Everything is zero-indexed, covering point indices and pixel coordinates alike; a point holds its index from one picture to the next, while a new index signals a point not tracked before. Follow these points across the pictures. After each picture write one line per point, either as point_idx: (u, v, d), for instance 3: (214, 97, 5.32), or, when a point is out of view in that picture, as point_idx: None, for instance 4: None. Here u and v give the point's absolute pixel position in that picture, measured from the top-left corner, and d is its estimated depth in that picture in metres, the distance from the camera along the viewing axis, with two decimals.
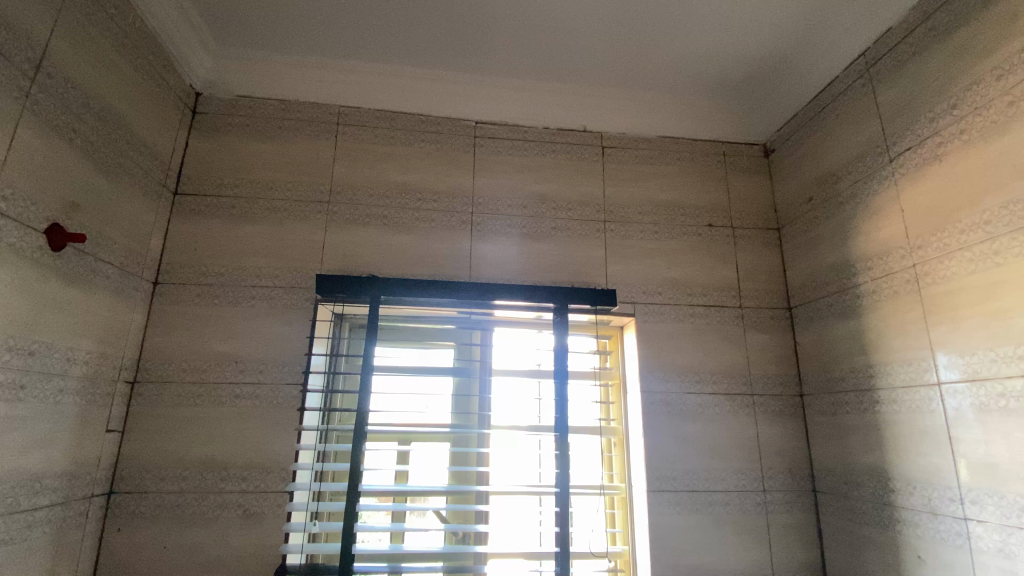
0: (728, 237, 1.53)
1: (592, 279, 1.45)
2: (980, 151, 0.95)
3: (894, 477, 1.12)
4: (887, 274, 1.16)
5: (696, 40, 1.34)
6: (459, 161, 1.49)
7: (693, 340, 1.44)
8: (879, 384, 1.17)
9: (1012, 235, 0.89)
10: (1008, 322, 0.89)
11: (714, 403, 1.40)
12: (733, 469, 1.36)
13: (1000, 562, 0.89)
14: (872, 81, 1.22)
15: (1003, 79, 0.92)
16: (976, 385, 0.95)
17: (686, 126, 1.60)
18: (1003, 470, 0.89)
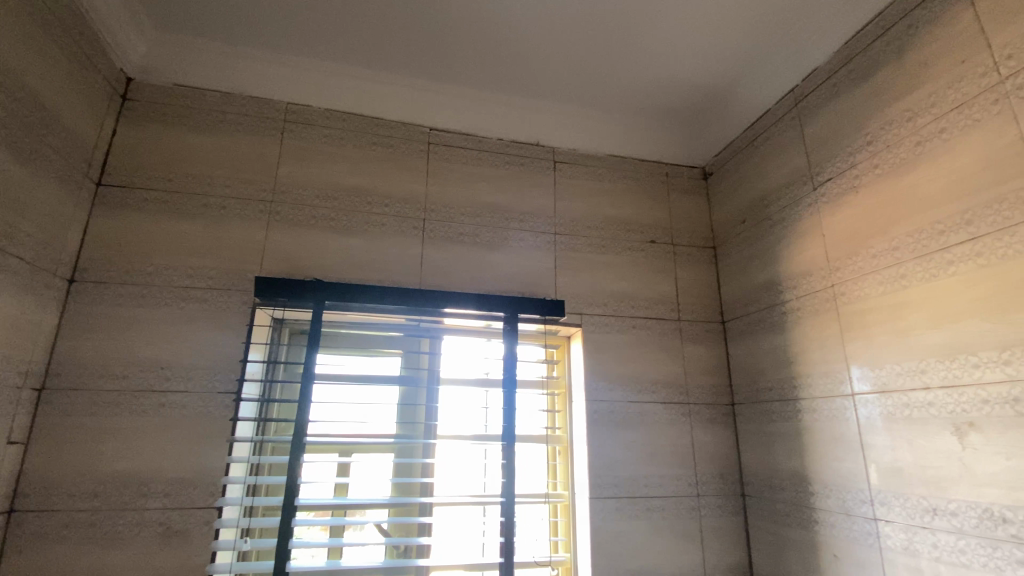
0: (669, 253, 1.61)
1: (541, 290, 1.47)
2: (889, 185, 1.06)
3: (813, 481, 1.21)
4: (809, 293, 1.26)
5: (646, 64, 1.40)
6: (411, 167, 1.48)
7: (636, 351, 1.49)
8: (802, 394, 1.26)
9: (916, 261, 1.00)
10: (912, 339, 0.99)
11: (653, 411, 1.46)
12: (670, 474, 1.42)
13: (904, 558, 0.98)
14: (800, 115, 1.32)
15: (910, 120, 1.03)
16: (884, 396, 1.04)
17: (633, 146, 1.67)
18: (907, 473, 0.99)
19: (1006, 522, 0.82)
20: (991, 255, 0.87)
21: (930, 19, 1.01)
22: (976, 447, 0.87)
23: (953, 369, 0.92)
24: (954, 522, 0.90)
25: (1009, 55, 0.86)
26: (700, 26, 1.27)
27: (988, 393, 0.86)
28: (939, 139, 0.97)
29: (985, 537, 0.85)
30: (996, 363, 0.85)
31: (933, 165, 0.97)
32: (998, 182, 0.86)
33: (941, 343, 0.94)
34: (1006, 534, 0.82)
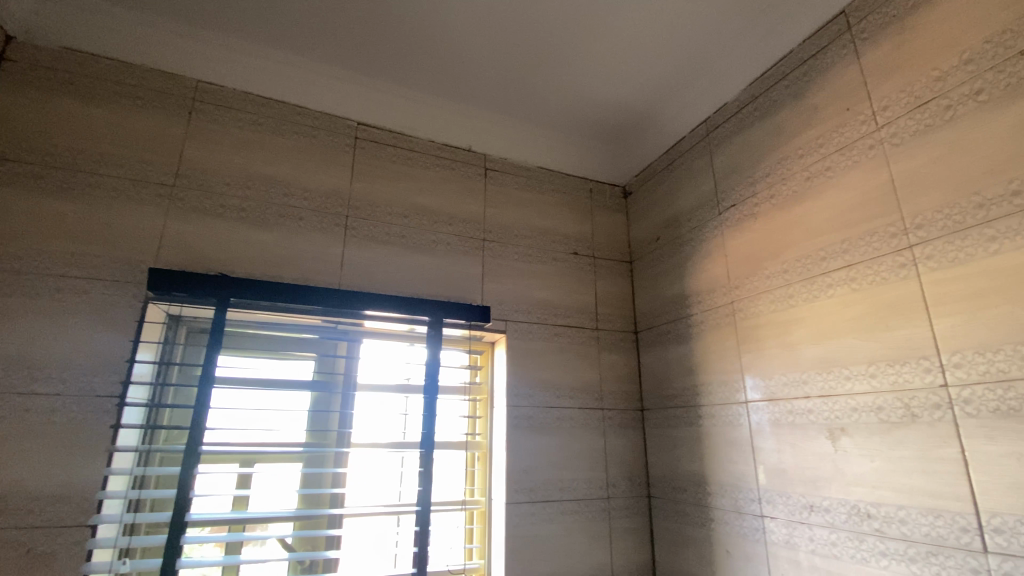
0: (590, 264, 1.67)
1: (467, 295, 1.47)
2: (783, 215, 1.18)
3: (711, 482, 1.31)
4: (712, 308, 1.37)
5: (578, 82, 1.45)
6: (335, 162, 1.41)
7: (557, 358, 1.53)
8: (704, 401, 1.36)
9: (802, 283, 1.12)
10: (797, 352, 1.11)
11: (570, 416, 1.50)
12: (584, 479, 1.47)
13: (786, 552, 1.09)
14: (711, 144, 1.44)
15: (803, 157, 1.15)
16: (773, 403, 1.16)
17: (560, 159, 1.72)
18: (790, 474, 1.10)
19: (870, 517, 0.94)
20: (862, 281, 0.99)
21: (822, 69, 1.14)
22: (847, 449, 0.99)
23: (830, 380, 1.04)
24: (828, 517, 1.01)
25: (884, 107, 0.99)
26: (629, 52, 1.34)
27: (858, 402, 0.98)
28: (824, 176, 1.10)
29: (853, 531, 0.96)
30: (864, 376, 0.97)
31: (818, 199, 1.10)
32: (871, 217, 0.99)
33: (821, 357, 1.06)
34: (869, 528, 0.94)
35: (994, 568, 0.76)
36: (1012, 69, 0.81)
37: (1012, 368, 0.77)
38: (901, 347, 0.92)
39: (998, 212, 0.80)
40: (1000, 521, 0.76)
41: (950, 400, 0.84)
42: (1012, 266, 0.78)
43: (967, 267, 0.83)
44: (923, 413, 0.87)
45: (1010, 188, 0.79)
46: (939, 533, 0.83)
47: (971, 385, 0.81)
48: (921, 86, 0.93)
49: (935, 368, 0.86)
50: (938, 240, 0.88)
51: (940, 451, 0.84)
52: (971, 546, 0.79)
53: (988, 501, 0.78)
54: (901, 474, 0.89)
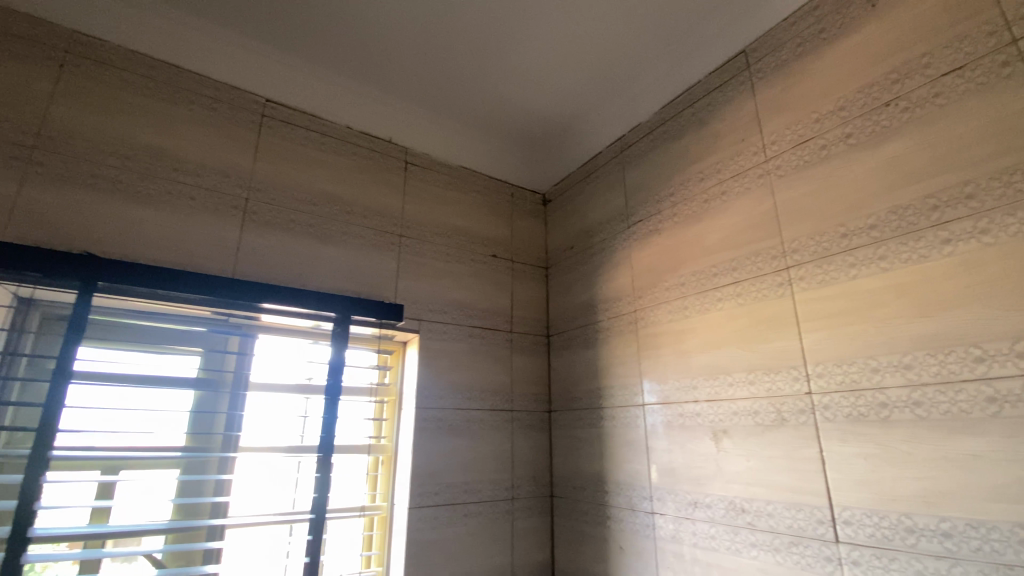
0: (506, 267, 1.68)
1: (378, 292, 1.41)
2: (683, 231, 1.27)
3: (610, 482, 1.37)
4: (618, 315, 1.43)
5: (503, 86, 1.46)
6: (237, 139, 1.29)
7: (469, 359, 1.52)
8: (606, 405, 1.42)
9: (696, 297, 1.21)
10: (688, 359, 1.20)
11: (479, 419, 1.49)
12: (490, 480, 1.47)
13: (672, 546, 1.17)
14: (624, 160, 1.51)
15: (703, 180, 1.25)
16: (666, 407, 1.24)
17: (482, 160, 1.72)
18: (679, 473, 1.18)
19: (744, 512, 1.03)
20: (747, 296, 1.09)
21: (724, 100, 1.23)
22: (728, 450, 1.08)
23: (716, 385, 1.13)
24: (709, 513, 1.10)
25: (772, 141, 1.10)
26: (552, 63, 1.38)
27: (738, 406, 1.07)
28: (720, 199, 1.19)
29: (729, 524, 1.05)
30: (744, 383, 1.07)
31: (714, 220, 1.20)
32: (757, 239, 1.09)
33: (710, 364, 1.15)
34: (743, 521, 1.03)
35: (842, 555, 0.87)
36: (875, 119, 0.93)
37: (863, 378, 0.88)
38: (776, 358, 1.02)
39: (858, 241, 0.92)
40: (849, 513, 0.87)
41: (813, 406, 0.95)
42: (867, 290, 0.90)
43: (832, 288, 0.95)
44: (792, 417, 0.97)
45: (868, 222, 0.91)
46: (801, 525, 0.93)
47: (830, 393, 0.92)
48: (804, 125, 1.05)
49: (802, 377, 0.97)
50: (810, 263, 0.99)
51: (804, 451, 0.95)
52: (825, 537, 0.89)
53: (840, 496, 0.89)
54: (772, 473, 0.99)
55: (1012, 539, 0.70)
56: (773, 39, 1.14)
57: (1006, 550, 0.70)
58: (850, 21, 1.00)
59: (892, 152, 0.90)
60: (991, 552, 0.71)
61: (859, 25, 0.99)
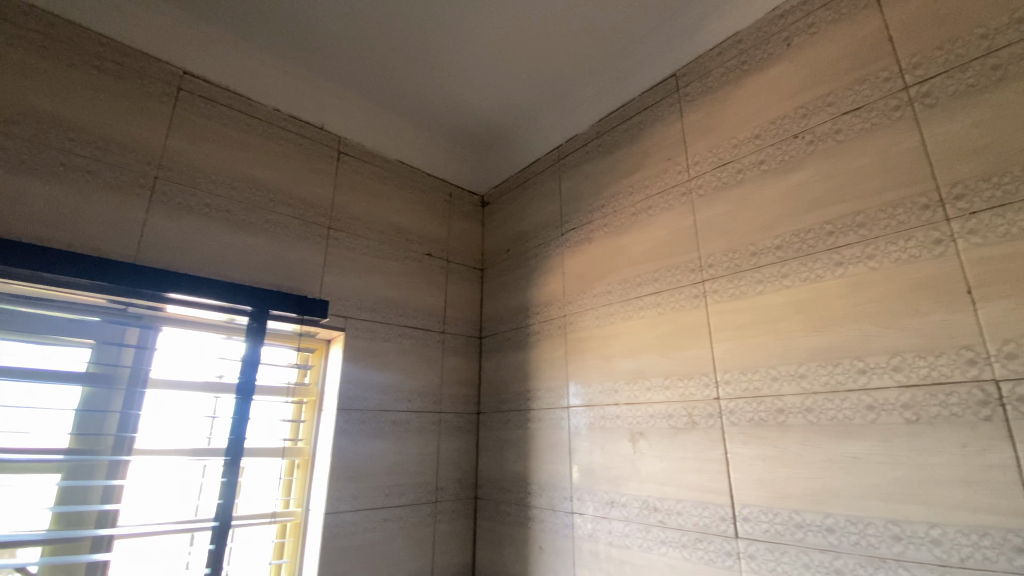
0: (440, 267, 1.66)
1: (302, 286, 1.34)
2: (613, 240, 1.32)
3: (533, 483, 1.39)
4: (548, 319, 1.46)
5: (444, 83, 1.44)
6: (147, 111, 1.18)
7: (397, 359, 1.48)
8: (534, 407, 1.44)
9: (622, 304, 1.26)
10: (612, 364, 1.24)
11: (405, 420, 1.46)
12: (413, 483, 1.44)
13: (589, 545, 1.20)
14: (561, 168, 1.54)
15: (633, 193, 1.30)
16: (590, 409, 1.27)
17: (420, 157, 1.69)
18: (598, 473, 1.22)
19: (655, 510, 1.08)
20: (667, 306, 1.15)
21: (655, 119, 1.29)
22: (643, 451, 1.13)
23: (635, 389, 1.18)
24: (624, 512, 1.14)
25: (696, 162, 1.17)
26: (495, 65, 1.38)
27: (655, 409, 1.13)
28: (647, 212, 1.25)
29: (642, 523, 1.10)
30: (661, 388, 1.12)
31: (640, 231, 1.25)
32: (678, 252, 1.15)
33: (631, 369, 1.20)
34: (655, 520, 1.08)
35: (741, 550, 0.93)
36: (784, 149, 1.01)
37: (764, 386, 0.95)
38: (691, 365, 1.08)
39: (766, 259, 1.00)
40: (748, 511, 0.94)
41: (721, 410, 1.01)
42: (772, 304, 0.97)
43: (743, 301, 1.02)
44: (702, 420, 1.03)
45: (775, 242, 0.99)
46: (706, 523, 0.99)
47: (736, 399, 0.99)
48: (724, 149, 1.12)
49: (713, 384, 1.03)
50: (723, 278, 1.06)
51: (711, 453, 1.01)
52: (727, 532, 0.96)
53: (741, 495, 0.95)
54: (682, 473, 1.05)
55: (884, 533, 0.78)
56: (701, 66, 1.21)
57: (879, 543, 0.78)
58: (768, 56, 1.08)
59: (798, 180, 0.98)
60: (866, 545, 0.79)
61: (776, 61, 1.07)
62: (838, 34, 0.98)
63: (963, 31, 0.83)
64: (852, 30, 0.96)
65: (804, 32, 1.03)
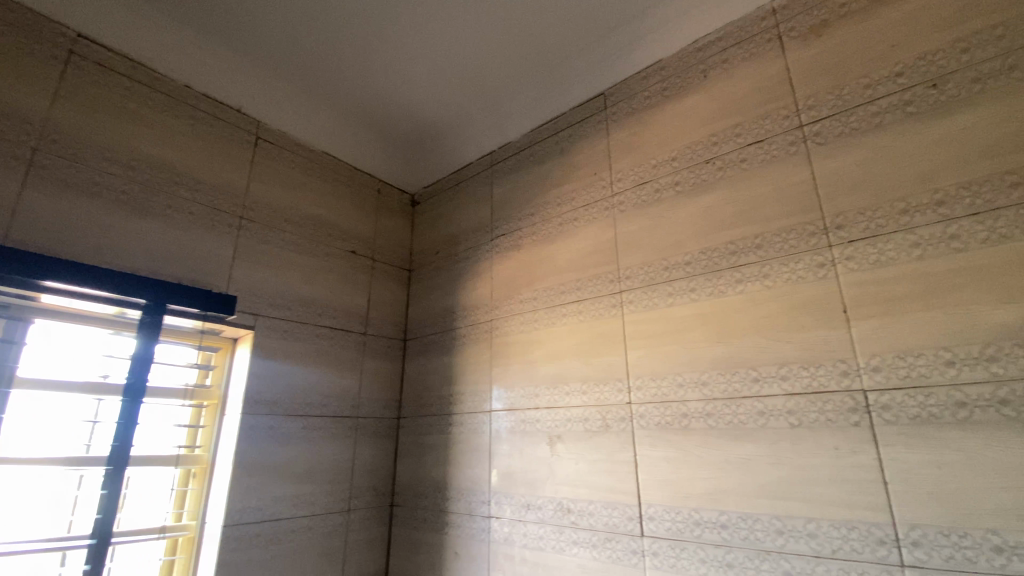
0: (365, 266, 1.61)
1: (208, 280, 1.24)
2: (539, 248, 1.35)
3: (451, 488, 1.38)
4: (474, 323, 1.46)
5: (377, 77, 1.41)
6: (26, 74, 1.05)
7: (313, 361, 1.41)
8: (455, 411, 1.43)
9: (546, 311, 1.29)
10: (534, 370, 1.26)
11: (319, 426, 1.39)
12: (325, 491, 1.37)
13: (503, 548, 1.21)
14: (493, 174, 1.55)
15: (560, 203, 1.33)
16: (511, 413, 1.29)
17: (348, 151, 1.63)
18: (516, 477, 1.23)
19: (569, 512, 1.11)
20: (588, 314, 1.19)
21: (584, 134, 1.34)
22: (560, 454, 1.16)
23: (554, 394, 1.21)
24: (539, 514, 1.16)
25: (619, 178, 1.22)
26: (429, 65, 1.37)
27: (571, 414, 1.16)
28: (573, 222, 1.29)
29: (556, 524, 1.13)
30: (579, 393, 1.16)
31: (566, 241, 1.29)
32: (600, 263, 1.20)
33: (551, 374, 1.23)
34: (568, 521, 1.11)
35: (645, 548, 0.98)
36: (697, 173, 1.09)
37: (671, 393, 1.01)
38: (607, 372, 1.12)
39: (677, 274, 1.06)
40: (652, 510, 0.99)
41: (632, 414, 1.06)
42: (681, 316, 1.04)
43: (655, 313, 1.08)
44: (615, 424, 1.08)
45: (686, 258, 1.06)
46: (615, 523, 1.03)
47: (646, 404, 1.04)
48: (645, 168, 1.18)
49: (625, 389, 1.08)
50: (639, 289, 1.11)
51: (622, 455, 1.06)
52: (633, 531, 1.00)
53: (647, 496, 1.00)
54: (595, 475, 1.09)
55: (769, 528, 0.85)
56: (628, 88, 1.27)
57: (765, 538, 0.85)
58: (687, 85, 1.16)
59: (709, 202, 1.06)
60: (755, 540, 0.86)
61: (693, 90, 1.15)
62: (747, 72, 1.07)
63: (848, 81, 0.93)
64: (758, 69, 1.05)
65: (718, 66, 1.12)
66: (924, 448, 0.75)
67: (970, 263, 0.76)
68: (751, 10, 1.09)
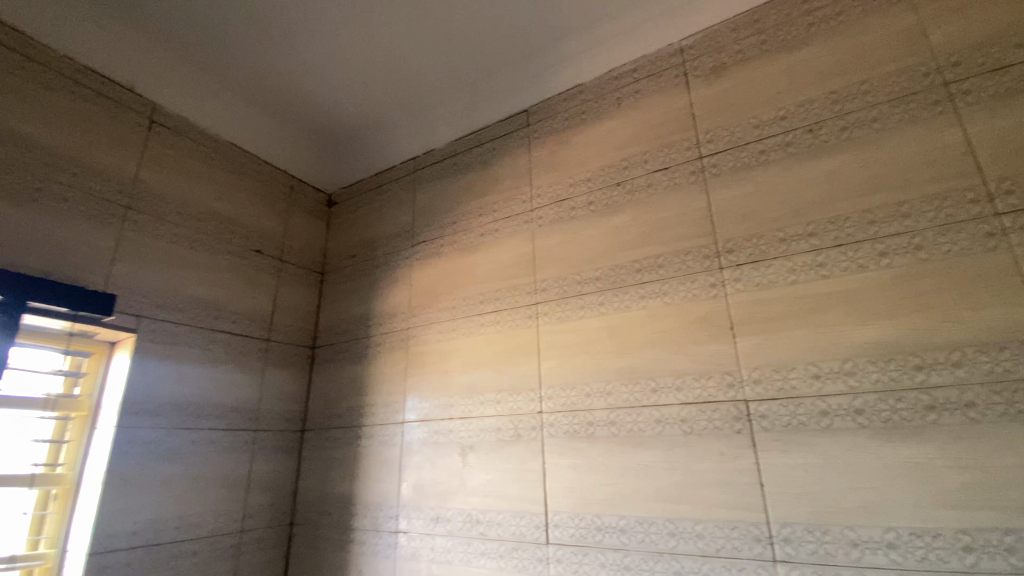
0: (272, 267, 1.51)
1: (83, 276, 1.11)
2: (459, 258, 1.35)
3: (358, 503, 1.32)
4: (390, 332, 1.42)
5: (294, 70, 1.34)
6: None
7: (207, 368, 1.30)
8: (366, 422, 1.38)
9: (463, 320, 1.29)
10: (449, 379, 1.26)
11: (210, 439, 1.28)
12: (214, 511, 1.26)
13: (410, 563, 1.18)
14: (415, 180, 1.53)
15: (481, 214, 1.35)
16: (424, 424, 1.26)
17: (259, 145, 1.53)
18: (426, 489, 1.21)
19: (477, 523, 1.11)
20: (504, 324, 1.21)
21: (506, 148, 1.36)
22: (471, 465, 1.16)
23: (469, 404, 1.20)
24: (447, 527, 1.15)
25: (538, 194, 1.26)
26: (352, 63, 1.33)
27: (485, 423, 1.16)
28: (493, 234, 1.31)
29: (464, 536, 1.12)
30: (493, 403, 1.17)
31: (486, 252, 1.30)
32: (518, 275, 1.22)
33: (466, 384, 1.22)
34: (476, 532, 1.11)
35: (550, 555, 1.00)
36: (609, 194, 1.15)
37: (579, 402, 1.05)
38: (520, 381, 1.14)
39: (589, 288, 1.11)
40: (558, 518, 1.01)
41: (542, 423, 1.09)
42: (591, 329, 1.08)
43: (568, 324, 1.11)
44: (526, 433, 1.10)
45: (597, 273, 1.11)
46: (522, 532, 1.04)
47: (556, 413, 1.07)
48: (563, 185, 1.23)
49: (537, 399, 1.11)
50: (554, 302, 1.15)
51: (531, 464, 1.07)
52: (539, 539, 1.02)
53: (554, 504, 1.03)
54: (504, 485, 1.10)
55: (663, 530, 0.91)
56: (549, 107, 1.32)
57: (658, 540, 0.90)
58: (603, 110, 1.23)
59: (619, 221, 1.12)
60: (650, 543, 0.91)
61: (609, 115, 1.21)
62: (657, 103, 1.15)
63: (742, 119, 1.03)
64: (667, 102, 1.14)
65: (632, 95, 1.19)
66: (795, 453, 0.84)
67: (834, 288, 0.87)
68: (662, 47, 1.18)
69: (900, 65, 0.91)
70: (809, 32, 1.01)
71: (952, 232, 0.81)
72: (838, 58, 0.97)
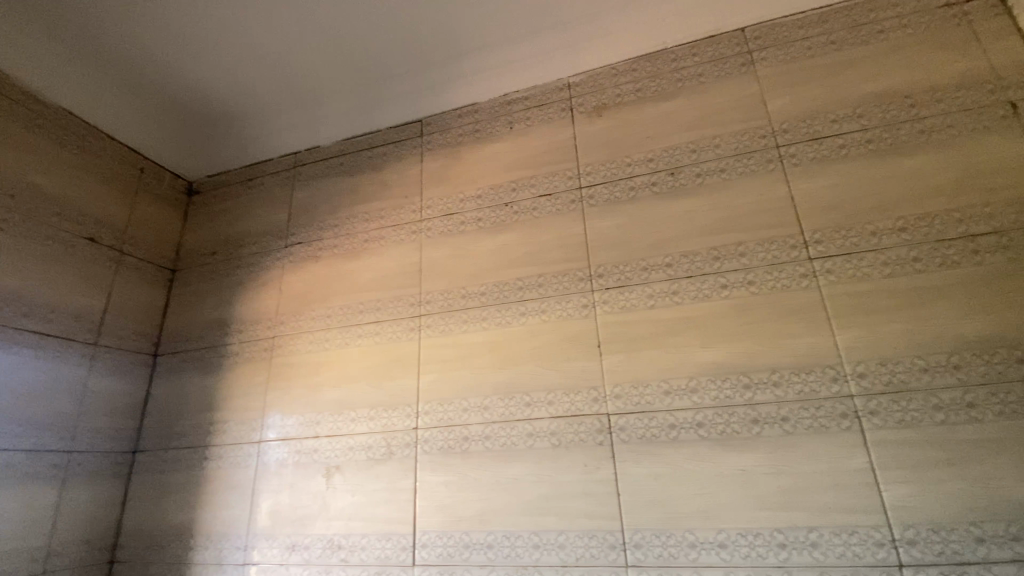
0: (108, 258, 1.31)
1: None
2: (339, 264, 1.28)
3: (199, 533, 1.16)
4: (253, 340, 1.30)
5: (157, 41, 1.20)
6: None
7: (7, 375, 1.07)
8: (216, 441, 1.23)
9: (338, 330, 1.22)
10: (318, 394, 1.17)
11: (4, 462, 1.05)
12: (5, 552, 1.02)
13: None
14: (294, 177, 1.44)
15: (366, 220, 1.30)
16: (286, 442, 1.16)
17: (103, 119, 1.34)
18: (282, 515, 1.11)
19: (339, 548, 1.04)
20: (382, 336, 1.17)
21: (396, 156, 1.34)
22: (336, 485, 1.09)
23: (338, 421, 1.13)
24: (304, 555, 1.06)
25: (427, 206, 1.25)
26: (229, 44, 1.22)
27: (354, 441, 1.10)
28: (378, 242, 1.27)
29: (323, 564, 1.04)
30: (365, 419, 1.11)
31: (368, 260, 1.26)
32: (400, 286, 1.20)
33: (337, 399, 1.15)
34: (337, 558, 1.03)
35: None
36: (496, 212, 1.18)
37: (456, 416, 1.04)
38: (396, 396, 1.10)
39: (472, 303, 1.12)
40: (426, 537, 0.99)
41: (416, 440, 1.06)
42: (470, 344, 1.09)
43: (448, 338, 1.11)
44: (398, 451, 1.06)
45: (481, 289, 1.12)
46: (387, 555, 1.00)
47: (431, 428, 1.05)
48: (453, 199, 1.23)
49: (413, 414, 1.08)
50: (436, 314, 1.14)
51: (401, 482, 1.04)
52: (405, 562, 0.98)
53: (422, 522, 1.00)
54: (371, 506, 1.04)
55: (528, 543, 0.92)
56: (442, 121, 1.33)
57: (523, 553, 0.92)
58: (495, 131, 1.26)
59: (504, 240, 1.15)
60: (515, 556, 0.92)
61: (500, 137, 1.25)
62: (544, 131, 1.22)
63: (617, 156, 1.13)
64: (553, 132, 1.21)
65: (522, 121, 1.25)
66: (648, 463, 0.91)
67: (686, 314, 0.97)
68: (552, 81, 1.26)
69: (744, 126, 1.06)
70: (676, 87, 1.14)
71: (776, 270, 0.95)
72: (696, 113, 1.10)
